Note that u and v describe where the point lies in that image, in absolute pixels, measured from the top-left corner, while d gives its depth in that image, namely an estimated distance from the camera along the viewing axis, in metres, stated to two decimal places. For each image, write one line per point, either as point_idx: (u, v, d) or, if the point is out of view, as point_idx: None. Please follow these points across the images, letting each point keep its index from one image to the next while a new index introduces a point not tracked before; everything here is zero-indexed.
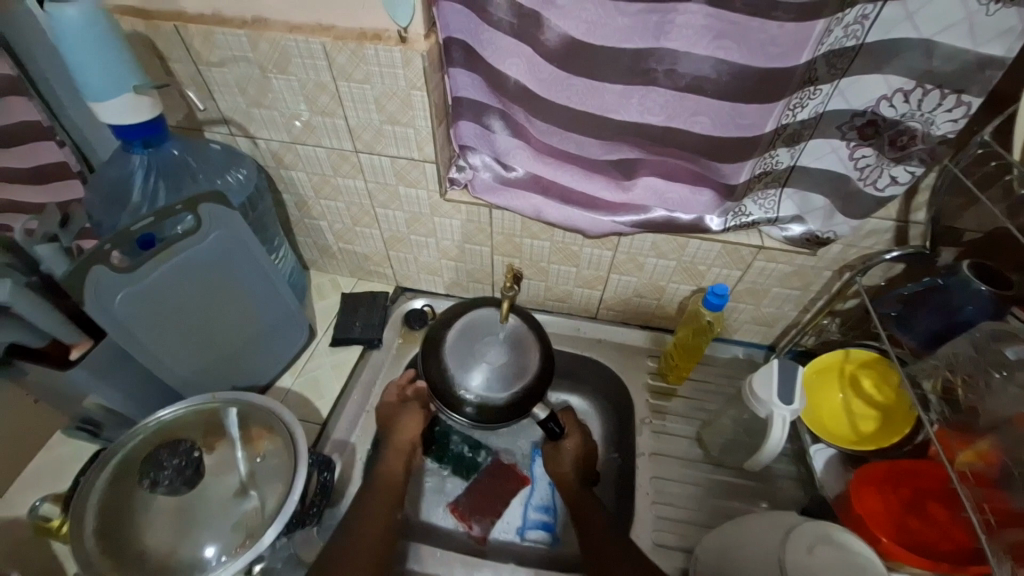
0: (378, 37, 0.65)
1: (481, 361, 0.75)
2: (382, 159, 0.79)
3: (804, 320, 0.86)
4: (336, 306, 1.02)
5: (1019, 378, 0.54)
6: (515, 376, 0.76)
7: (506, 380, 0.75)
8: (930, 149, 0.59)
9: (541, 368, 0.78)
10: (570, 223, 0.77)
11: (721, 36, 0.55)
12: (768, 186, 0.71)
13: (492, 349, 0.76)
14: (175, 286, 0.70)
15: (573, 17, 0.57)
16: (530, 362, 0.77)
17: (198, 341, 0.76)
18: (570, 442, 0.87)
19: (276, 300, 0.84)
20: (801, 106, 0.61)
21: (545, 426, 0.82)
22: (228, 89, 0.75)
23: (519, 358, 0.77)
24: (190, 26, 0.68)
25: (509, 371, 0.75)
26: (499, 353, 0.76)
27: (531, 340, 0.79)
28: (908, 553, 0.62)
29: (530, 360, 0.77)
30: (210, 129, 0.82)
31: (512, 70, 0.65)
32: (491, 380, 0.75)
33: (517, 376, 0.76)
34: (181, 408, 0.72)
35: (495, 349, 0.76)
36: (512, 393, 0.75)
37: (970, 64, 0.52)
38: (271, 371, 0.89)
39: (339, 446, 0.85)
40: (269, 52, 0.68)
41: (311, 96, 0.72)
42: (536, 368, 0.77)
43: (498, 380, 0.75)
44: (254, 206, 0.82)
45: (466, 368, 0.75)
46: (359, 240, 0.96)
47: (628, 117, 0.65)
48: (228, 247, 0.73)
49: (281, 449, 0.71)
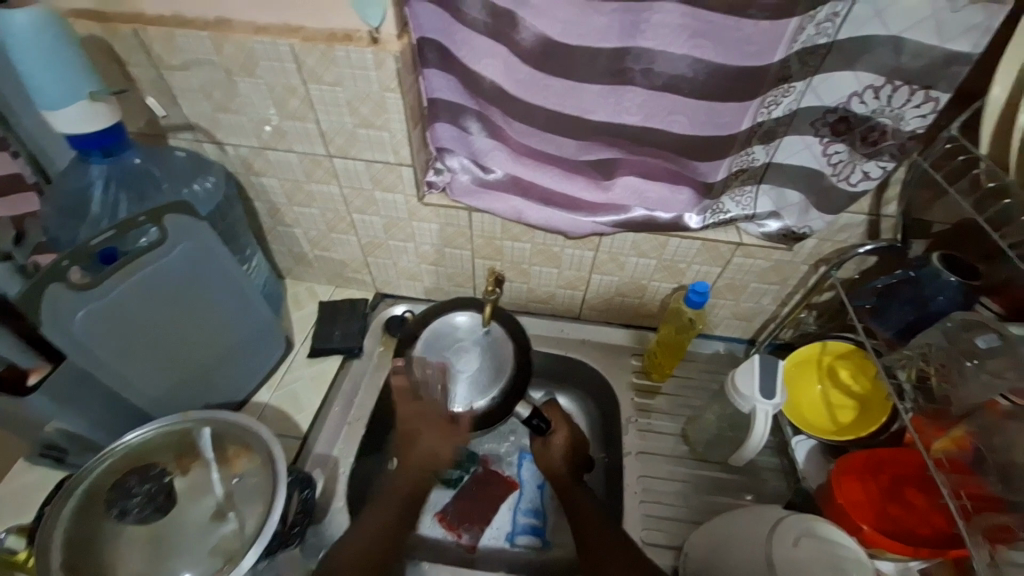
0: (348, 38, 0.63)
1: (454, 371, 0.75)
2: (357, 164, 0.77)
3: (782, 314, 0.87)
4: (313, 315, 0.99)
5: (991, 366, 0.56)
6: (491, 376, 0.75)
7: (483, 382, 0.75)
8: (900, 145, 0.60)
9: (519, 358, 0.77)
10: (550, 225, 0.76)
11: (696, 35, 0.55)
12: (745, 183, 0.72)
13: (464, 354, 0.76)
14: (138, 303, 0.66)
15: (549, 16, 0.56)
16: (505, 357, 0.77)
17: (168, 359, 0.73)
18: (558, 437, 0.84)
19: (250, 312, 0.81)
20: (776, 104, 0.61)
21: (529, 423, 0.81)
22: (193, 94, 0.72)
23: (492, 356, 0.76)
24: (149, 28, 0.65)
25: (484, 373, 0.75)
26: (472, 356, 0.76)
27: (502, 336, 0.79)
28: (888, 539, 0.64)
29: (506, 352, 0.77)
30: (174, 136, 0.78)
31: (487, 70, 0.64)
32: (469, 386, 0.75)
33: (494, 376, 0.75)
34: (153, 429, 0.69)
35: (467, 354, 0.76)
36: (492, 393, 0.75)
37: (937, 61, 0.53)
38: (247, 386, 0.86)
39: (320, 460, 0.82)
40: (235, 55, 0.66)
41: (280, 100, 0.70)
42: (514, 359, 0.77)
43: (476, 385, 0.75)
44: (224, 216, 0.80)
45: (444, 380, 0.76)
46: (336, 247, 0.93)
47: (605, 117, 0.65)
48: (195, 261, 0.70)
49: (258, 468, 0.68)
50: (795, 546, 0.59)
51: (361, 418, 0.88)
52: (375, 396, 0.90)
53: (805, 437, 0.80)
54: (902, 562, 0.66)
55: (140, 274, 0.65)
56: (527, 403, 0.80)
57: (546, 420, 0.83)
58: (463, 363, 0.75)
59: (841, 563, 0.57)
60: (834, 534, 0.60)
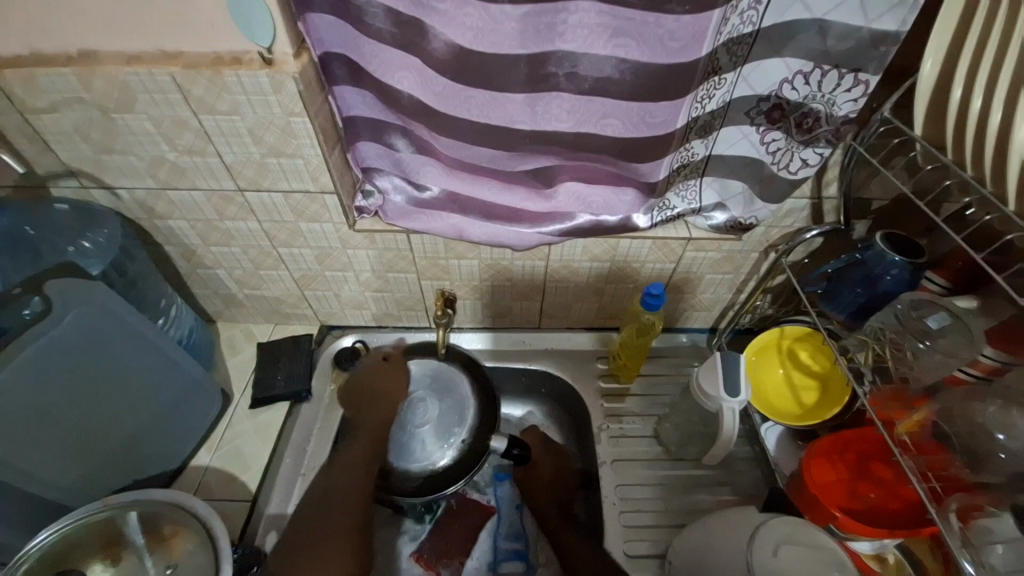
0: (237, 61, 0.56)
1: (432, 429, 0.80)
2: (273, 195, 0.70)
3: (739, 301, 0.87)
4: (252, 360, 0.90)
5: (942, 346, 0.57)
6: (450, 389, 0.84)
7: (452, 402, 0.83)
8: (835, 130, 0.59)
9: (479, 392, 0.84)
10: (493, 239, 0.72)
11: (618, 34, 0.52)
12: (688, 177, 0.69)
13: (420, 410, 0.82)
14: (30, 386, 0.58)
15: (458, 23, 0.52)
16: (454, 381, 0.85)
17: (75, 442, 0.64)
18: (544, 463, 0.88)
19: (172, 371, 0.73)
20: (709, 97, 0.59)
21: (509, 455, 0.83)
22: (68, 137, 0.63)
23: (434, 390, 0.84)
24: (4, 71, 0.56)
25: (443, 405, 0.82)
26: (428, 400, 0.83)
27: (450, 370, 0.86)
28: (862, 522, 0.63)
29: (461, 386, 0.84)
30: (56, 184, 0.69)
31: (403, 84, 0.59)
32: (443, 430, 0.80)
33: (449, 386, 0.84)
34: (65, 526, 0.61)
35: (424, 406, 0.82)
36: (463, 398, 0.83)
37: (864, 42, 0.52)
38: (182, 452, 0.77)
39: (275, 521, 0.75)
40: (107, 91, 0.57)
41: (171, 135, 0.62)
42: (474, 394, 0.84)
43: (449, 409, 0.82)
44: (123, 270, 0.71)
45: (427, 445, 0.80)
46: (266, 284, 0.85)
47: (534, 126, 0.61)
48: (93, 328, 0.63)
49: (194, 550, 0.62)
50: (774, 552, 0.58)
51: (318, 466, 0.81)
52: (329, 441, 0.83)
53: (773, 424, 0.79)
54: (880, 540, 0.65)
55: (26, 353, 0.57)
56: (502, 436, 0.81)
57: (524, 448, 0.84)
58: (428, 414, 0.82)
59: (823, 564, 0.57)
60: (817, 538, 0.59)
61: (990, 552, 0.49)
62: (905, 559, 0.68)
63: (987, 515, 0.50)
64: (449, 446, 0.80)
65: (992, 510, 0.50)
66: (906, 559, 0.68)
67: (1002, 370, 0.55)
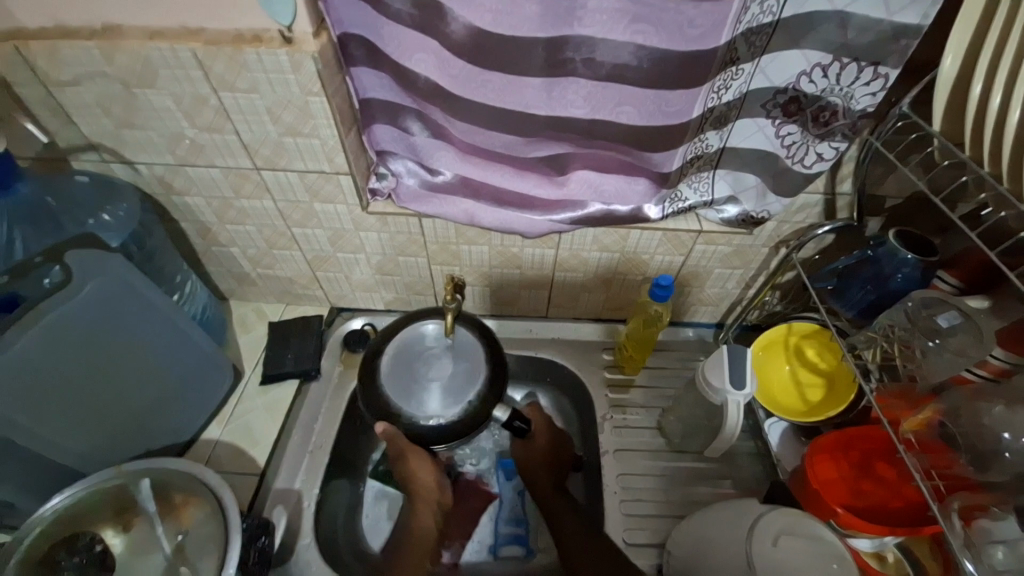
0: (258, 39, 0.57)
1: (430, 382, 0.70)
2: (289, 175, 0.70)
3: (747, 296, 0.87)
4: (263, 338, 0.91)
5: (952, 345, 0.57)
6: (470, 365, 0.72)
7: (467, 375, 0.71)
8: (851, 124, 0.59)
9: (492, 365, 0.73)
10: (504, 226, 0.72)
11: (637, 20, 0.51)
12: (701, 170, 0.69)
13: (431, 362, 0.71)
14: (49, 353, 0.60)
15: (477, 6, 0.52)
16: (478, 360, 0.73)
17: (92, 410, 0.66)
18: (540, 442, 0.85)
19: (186, 345, 0.74)
20: (726, 88, 0.59)
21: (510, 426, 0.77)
22: (89, 110, 0.64)
23: (458, 353, 0.73)
24: (30, 42, 0.57)
25: (458, 368, 0.72)
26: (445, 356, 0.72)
27: (472, 344, 0.74)
28: (862, 519, 0.63)
29: (479, 360, 0.73)
30: (77, 158, 0.70)
31: (420, 66, 0.59)
32: (443, 392, 0.70)
33: (468, 354, 0.73)
34: (81, 489, 0.63)
35: (440, 359, 0.71)
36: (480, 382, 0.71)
37: (885, 36, 0.52)
38: (193, 424, 0.79)
39: (282, 495, 0.76)
40: (129, 65, 0.58)
41: (191, 111, 0.63)
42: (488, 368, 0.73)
43: (460, 381, 0.71)
44: (141, 244, 0.74)
45: (407, 395, 0.69)
46: (279, 264, 0.86)
47: (549, 112, 0.61)
48: (112, 299, 0.64)
49: (204, 518, 0.63)
50: (774, 544, 0.58)
51: (325, 444, 0.82)
52: (338, 420, 0.84)
53: (776, 420, 0.79)
54: (880, 539, 0.65)
55: (47, 321, 0.59)
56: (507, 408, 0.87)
57: (526, 420, 0.80)
58: (434, 369, 0.71)
59: (825, 558, 0.57)
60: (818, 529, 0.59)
61: (991, 552, 0.49)
62: (903, 558, 0.68)
63: (990, 517, 0.50)
64: (424, 410, 0.69)
65: (997, 511, 0.50)
66: (905, 558, 0.68)
67: (1009, 372, 0.55)
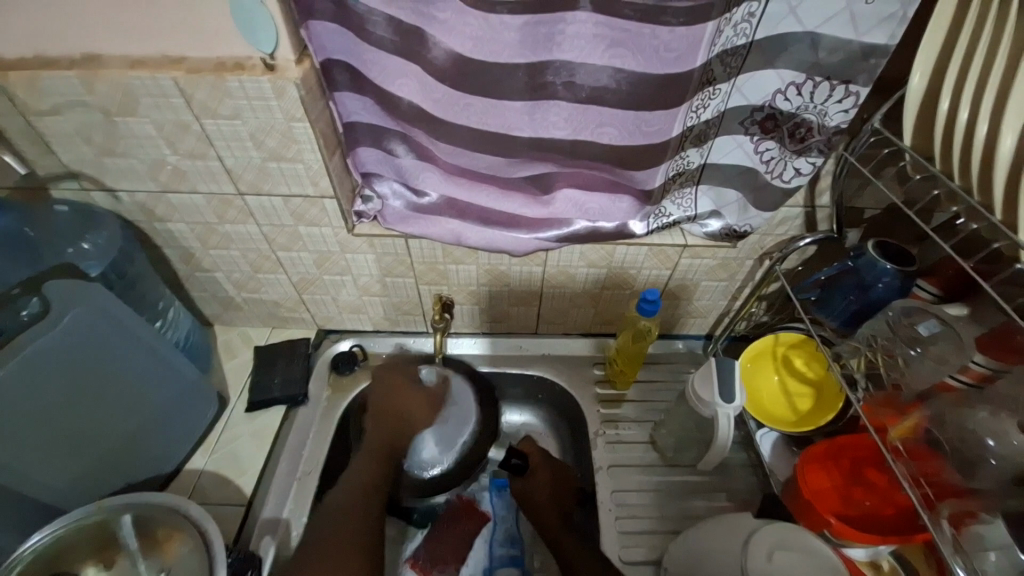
0: (240, 66, 0.57)
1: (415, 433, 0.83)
2: (273, 200, 0.70)
3: (734, 307, 0.87)
4: (250, 363, 0.90)
5: (933, 352, 0.59)
6: (457, 429, 0.84)
7: (450, 438, 0.84)
8: (827, 140, 0.61)
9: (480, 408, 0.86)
10: (492, 245, 0.72)
11: (614, 45, 0.53)
12: (684, 185, 0.70)
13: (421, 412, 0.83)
14: (25, 389, 0.58)
15: (458, 32, 0.53)
16: (467, 415, 0.85)
17: (68, 443, 0.64)
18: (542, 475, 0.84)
19: (170, 373, 0.73)
20: (704, 107, 0.60)
21: (508, 464, 0.87)
22: (70, 139, 0.63)
23: (452, 410, 0.84)
24: (9, 74, 0.57)
25: (447, 426, 0.84)
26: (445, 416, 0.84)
27: (457, 396, 0.85)
28: (855, 530, 0.63)
29: (464, 410, 0.85)
30: (56, 186, 0.69)
31: (403, 91, 0.59)
32: (433, 443, 0.83)
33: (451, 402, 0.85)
34: (60, 526, 0.60)
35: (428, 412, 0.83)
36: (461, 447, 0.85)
37: (855, 55, 0.53)
38: (176, 455, 0.77)
39: (269, 525, 0.74)
40: (110, 93, 0.58)
41: (173, 138, 0.63)
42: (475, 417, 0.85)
43: (441, 440, 0.84)
44: (122, 272, 0.72)
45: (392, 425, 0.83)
46: (265, 287, 0.86)
47: (532, 133, 0.62)
48: (92, 328, 0.63)
49: (188, 554, 0.61)
50: (769, 561, 0.58)
51: (313, 471, 0.79)
52: (327, 442, 0.82)
53: (767, 430, 0.80)
54: (874, 547, 0.65)
55: (24, 354, 0.57)
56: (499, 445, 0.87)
57: (520, 457, 0.88)
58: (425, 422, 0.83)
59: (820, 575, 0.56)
60: (809, 543, 0.59)
61: (983, 558, 0.49)
62: (898, 565, 0.68)
63: (980, 522, 0.50)
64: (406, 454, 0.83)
65: (986, 517, 0.50)
66: (900, 565, 0.68)
67: (991, 377, 0.56)
